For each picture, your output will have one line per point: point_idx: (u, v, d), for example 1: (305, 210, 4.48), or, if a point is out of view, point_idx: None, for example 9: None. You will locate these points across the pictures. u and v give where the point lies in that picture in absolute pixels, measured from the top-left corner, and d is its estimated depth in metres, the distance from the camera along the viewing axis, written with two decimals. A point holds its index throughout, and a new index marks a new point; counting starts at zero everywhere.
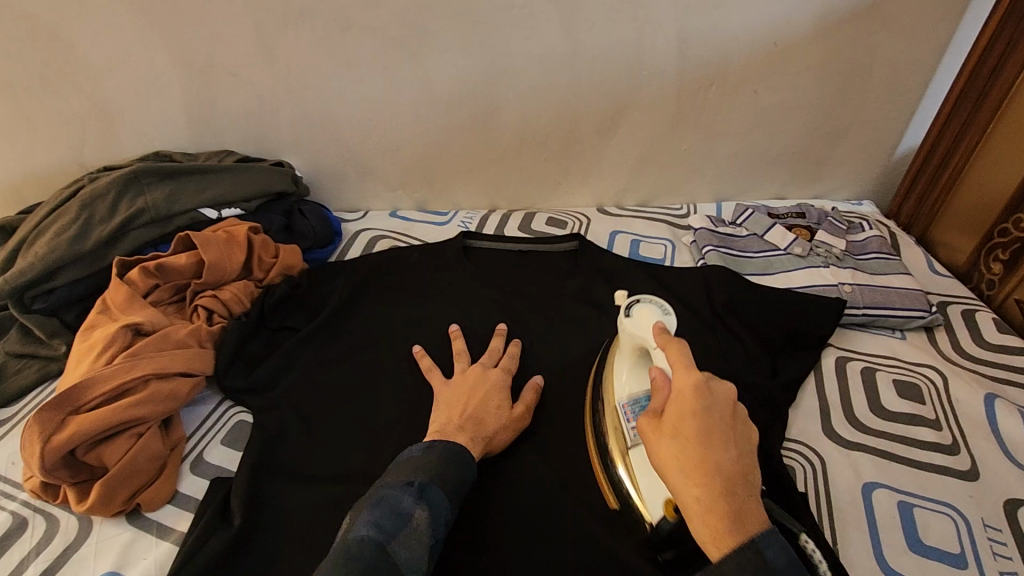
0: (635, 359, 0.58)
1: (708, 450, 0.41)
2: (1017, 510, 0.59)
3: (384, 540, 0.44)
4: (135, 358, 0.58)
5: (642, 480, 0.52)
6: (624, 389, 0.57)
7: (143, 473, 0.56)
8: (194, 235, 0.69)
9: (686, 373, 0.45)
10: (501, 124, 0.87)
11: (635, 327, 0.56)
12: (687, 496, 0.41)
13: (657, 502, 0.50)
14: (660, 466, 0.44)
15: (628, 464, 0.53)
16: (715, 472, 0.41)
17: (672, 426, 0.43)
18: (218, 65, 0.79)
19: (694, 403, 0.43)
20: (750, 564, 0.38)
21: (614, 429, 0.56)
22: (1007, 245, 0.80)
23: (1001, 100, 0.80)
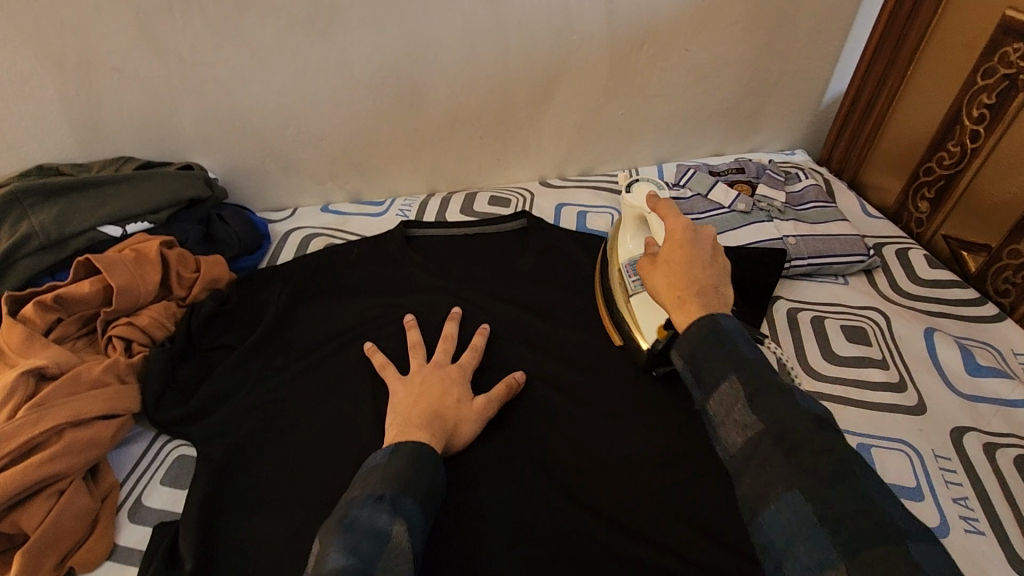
0: (637, 230, 0.70)
1: (690, 263, 0.50)
2: (963, 436, 0.63)
3: (365, 565, 0.40)
4: (43, 408, 0.52)
5: (641, 316, 0.64)
6: (629, 253, 0.69)
7: (72, 533, 0.50)
8: (96, 258, 0.61)
9: (676, 219, 0.54)
10: (430, 103, 0.81)
11: (635, 199, 0.69)
12: (669, 296, 0.50)
13: (652, 329, 0.62)
14: (654, 288, 0.52)
15: (630, 307, 0.65)
16: (694, 276, 0.49)
17: (665, 256, 0.52)
18: (100, 61, 0.70)
19: (681, 239, 0.52)
20: (708, 328, 0.46)
21: (618, 283, 0.67)
22: (932, 183, 0.83)
23: (921, 39, 0.81)
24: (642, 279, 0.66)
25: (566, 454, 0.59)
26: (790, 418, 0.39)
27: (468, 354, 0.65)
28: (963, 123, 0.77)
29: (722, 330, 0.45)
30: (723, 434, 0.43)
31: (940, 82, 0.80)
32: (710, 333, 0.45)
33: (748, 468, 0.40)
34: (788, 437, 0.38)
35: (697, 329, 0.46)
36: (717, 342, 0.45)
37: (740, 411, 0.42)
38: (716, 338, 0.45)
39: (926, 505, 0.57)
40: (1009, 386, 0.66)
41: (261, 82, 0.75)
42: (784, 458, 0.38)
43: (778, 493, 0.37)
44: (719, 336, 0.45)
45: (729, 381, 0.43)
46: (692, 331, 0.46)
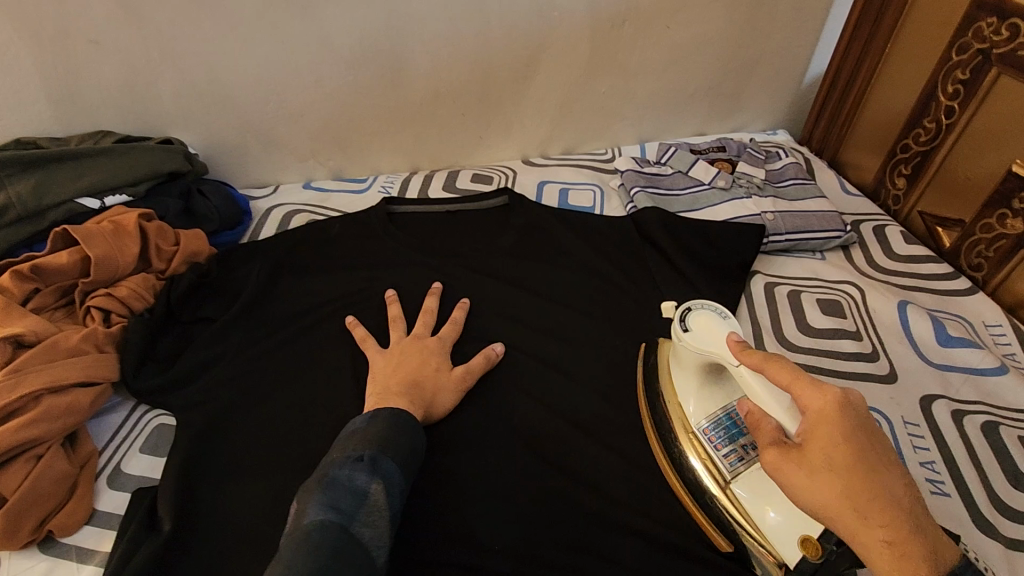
0: (703, 376, 0.55)
1: (880, 485, 0.36)
2: (932, 404, 0.64)
3: (345, 523, 0.41)
4: (20, 373, 0.52)
5: (761, 514, 0.47)
6: (699, 412, 0.54)
7: (51, 497, 0.50)
8: (73, 229, 0.61)
9: (814, 391, 0.40)
10: (412, 79, 0.81)
11: (699, 342, 0.53)
12: (869, 537, 0.36)
13: (790, 543, 0.45)
14: (820, 504, 0.38)
15: (733, 498, 0.49)
16: (888, 496, 0.36)
17: (825, 460, 0.38)
18: (75, 32, 0.69)
19: (837, 423, 0.39)
20: None
21: (703, 461, 0.52)
22: (909, 160, 0.84)
23: (899, 16, 0.82)
24: (739, 453, 0.51)
25: (543, 421, 0.60)
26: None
27: (447, 325, 0.66)
28: (939, 100, 0.78)
29: None
30: None
31: (917, 60, 0.81)
32: None
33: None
34: None
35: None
36: None
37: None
38: None
39: None
40: (979, 356, 0.67)
41: (240, 56, 0.74)
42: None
43: None
44: None
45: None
46: None
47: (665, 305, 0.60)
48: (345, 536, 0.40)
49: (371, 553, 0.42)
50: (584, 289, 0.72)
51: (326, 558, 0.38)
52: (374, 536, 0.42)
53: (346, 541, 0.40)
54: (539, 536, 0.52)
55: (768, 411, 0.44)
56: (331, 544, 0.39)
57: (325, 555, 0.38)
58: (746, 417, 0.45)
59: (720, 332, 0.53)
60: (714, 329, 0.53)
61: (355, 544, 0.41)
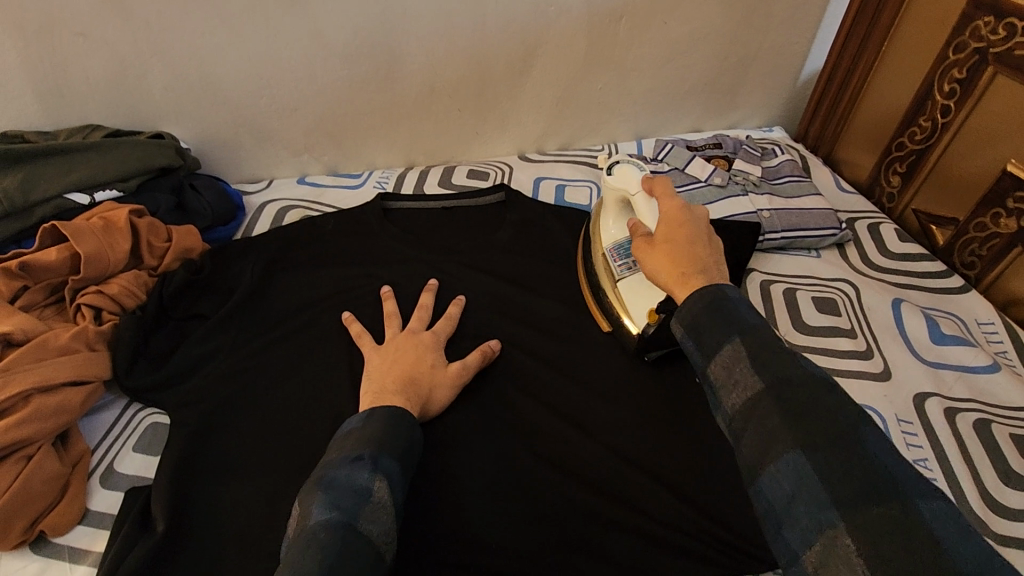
0: (619, 212, 0.67)
1: (687, 239, 0.48)
2: (925, 401, 0.64)
3: (349, 520, 0.41)
4: (9, 374, 0.51)
5: (630, 302, 0.63)
6: (612, 235, 0.67)
7: (42, 498, 0.49)
8: (62, 225, 0.60)
9: (669, 198, 0.54)
10: (406, 74, 0.81)
11: (616, 182, 0.65)
12: (668, 272, 0.47)
13: (643, 315, 0.61)
14: (651, 269, 0.49)
15: (617, 293, 0.64)
16: (694, 252, 0.47)
17: (663, 237, 0.50)
18: (63, 24, 0.68)
19: (680, 217, 0.51)
20: (712, 296, 0.43)
21: (604, 270, 0.66)
22: (904, 158, 0.84)
23: (895, 16, 0.82)
24: (629, 263, 0.64)
25: (538, 419, 0.60)
26: (797, 380, 0.36)
27: (443, 324, 0.65)
28: (935, 99, 0.78)
29: (724, 298, 0.42)
30: (722, 401, 0.39)
31: (914, 58, 0.81)
32: (713, 299, 0.42)
33: (750, 430, 0.36)
34: (796, 399, 0.35)
35: (697, 299, 0.43)
36: (717, 307, 0.42)
37: (743, 371, 0.38)
38: (718, 303, 0.42)
39: None
40: (972, 354, 0.68)
41: (233, 50, 0.73)
42: (783, 404, 0.36)
43: (782, 456, 0.34)
44: (723, 302, 0.42)
45: (731, 342, 0.40)
46: (694, 300, 0.43)
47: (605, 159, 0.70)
48: (351, 534, 0.40)
49: (378, 549, 0.41)
50: (580, 287, 0.72)
51: (331, 557, 0.38)
52: (380, 531, 0.42)
53: (352, 539, 0.40)
54: (535, 535, 0.52)
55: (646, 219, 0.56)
56: (337, 543, 0.39)
57: (332, 554, 0.38)
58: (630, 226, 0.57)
59: (634, 174, 0.64)
60: (629, 175, 0.64)
61: (362, 541, 0.40)
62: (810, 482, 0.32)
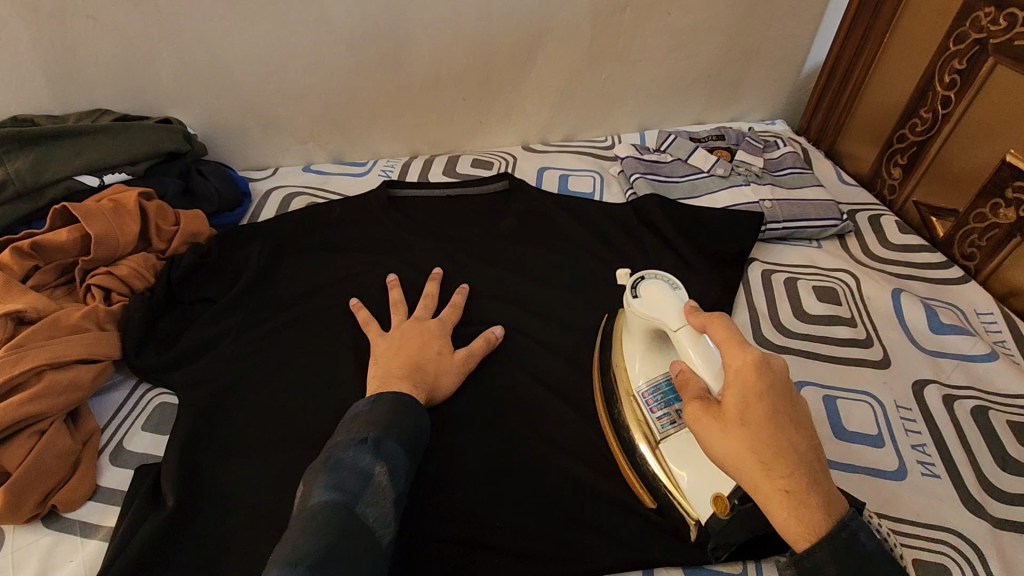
0: (649, 342, 0.55)
1: (786, 432, 0.37)
2: (924, 389, 0.65)
3: (349, 503, 0.42)
4: (22, 349, 0.52)
5: (681, 473, 0.48)
6: (641, 375, 0.54)
7: (53, 473, 0.50)
8: (73, 206, 0.61)
9: (739, 350, 0.41)
10: (412, 63, 0.81)
11: (646, 307, 0.53)
12: (768, 490, 0.36)
13: (704, 499, 0.46)
14: (728, 459, 0.39)
15: (661, 459, 0.50)
16: (796, 451, 0.37)
17: (738, 414, 0.39)
18: (73, 8, 0.68)
19: (758, 382, 0.39)
20: (845, 550, 0.35)
21: (638, 422, 0.53)
22: (905, 150, 0.85)
23: (896, 7, 0.82)
24: (671, 416, 0.51)
25: (542, 403, 0.61)
26: None
27: (447, 308, 0.66)
28: (935, 90, 0.79)
29: (867, 554, 0.35)
30: None
31: (914, 50, 0.82)
32: (851, 557, 0.35)
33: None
34: None
35: (826, 550, 0.35)
36: (858, 573, 0.35)
37: None
38: (860, 564, 0.35)
39: (886, 451, 0.60)
40: (970, 342, 0.68)
41: (241, 36, 0.74)
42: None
43: None
44: (865, 561, 0.35)
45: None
46: (821, 551, 0.35)
47: (620, 273, 0.58)
48: (349, 516, 0.41)
49: (375, 535, 0.42)
50: (584, 275, 0.73)
51: (331, 538, 0.39)
52: (378, 516, 0.43)
53: (350, 521, 0.41)
54: (538, 514, 0.53)
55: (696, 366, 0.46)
56: (336, 524, 0.40)
57: (331, 537, 0.39)
58: (677, 373, 0.46)
59: (668, 300, 0.52)
60: (661, 299, 0.52)
61: (360, 524, 0.41)
62: None
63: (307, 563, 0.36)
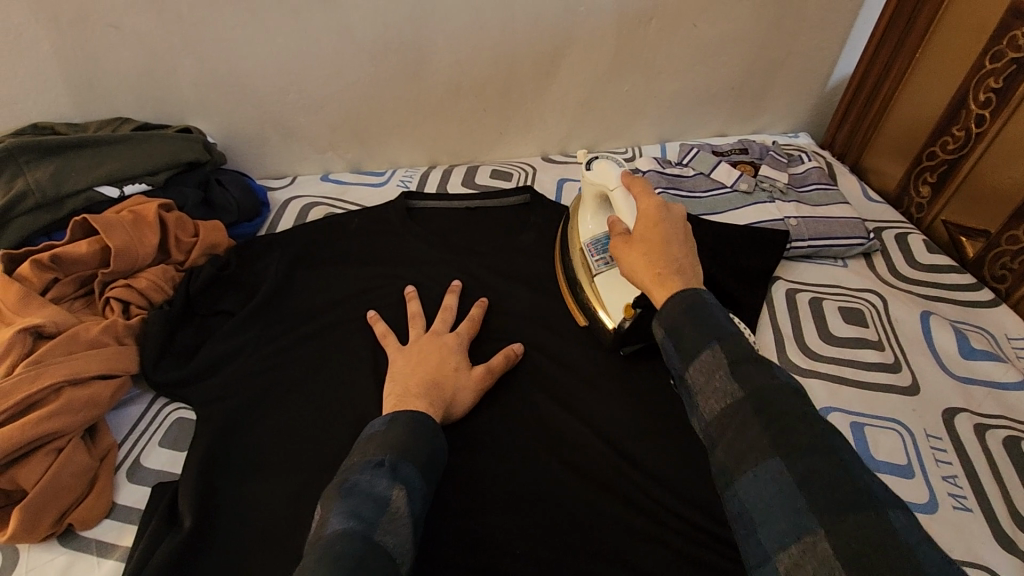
0: (597, 207, 0.67)
1: (667, 239, 0.49)
2: (954, 417, 0.63)
3: (366, 529, 0.41)
4: (41, 365, 0.51)
5: (607, 295, 0.62)
6: (590, 231, 0.67)
7: (71, 491, 0.49)
8: (94, 218, 0.60)
9: (646, 196, 0.53)
10: (433, 72, 0.80)
11: (594, 177, 0.64)
12: (647, 273, 0.47)
13: (618, 308, 0.61)
14: (629, 269, 0.50)
15: (594, 287, 0.64)
16: (671, 254, 0.47)
17: (639, 236, 0.50)
18: (95, 16, 0.68)
19: (655, 213, 0.51)
20: (688, 299, 0.43)
21: (581, 264, 0.66)
22: (934, 168, 0.83)
23: (930, 23, 0.80)
24: (606, 258, 0.64)
25: (562, 424, 0.60)
26: (776, 388, 0.37)
27: (466, 325, 0.65)
28: (969, 108, 0.77)
29: (702, 301, 0.43)
30: (700, 407, 0.40)
31: (947, 66, 0.80)
32: (690, 302, 0.43)
33: (726, 438, 0.37)
34: (769, 401, 0.37)
35: (678, 300, 0.44)
36: (693, 311, 0.42)
37: (720, 379, 0.39)
38: (695, 307, 0.43)
39: (916, 482, 0.58)
40: (1002, 369, 0.67)
41: (261, 44, 0.73)
42: (757, 416, 0.36)
43: (761, 463, 0.35)
44: (700, 304, 0.43)
45: (711, 349, 0.40)
46: (672, 303, 0.44)
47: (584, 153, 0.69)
48: (368, 544, 0.40)
49: (395, 560, 0.40)
50: None
51: (348, 565, 0.38)
52: (397, 542, 0.42)
53: (369, 549, 0.39)
54: (559, 541, 0.52)
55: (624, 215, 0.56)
56: (353, 549, 0.39)
57: (348, 562, 0.38)
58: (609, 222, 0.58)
59: (612, 171, 0.63)
60: (608, 170, 0.63)
61: (378, 549, 0.40)
62: (789, 491, 0.33)
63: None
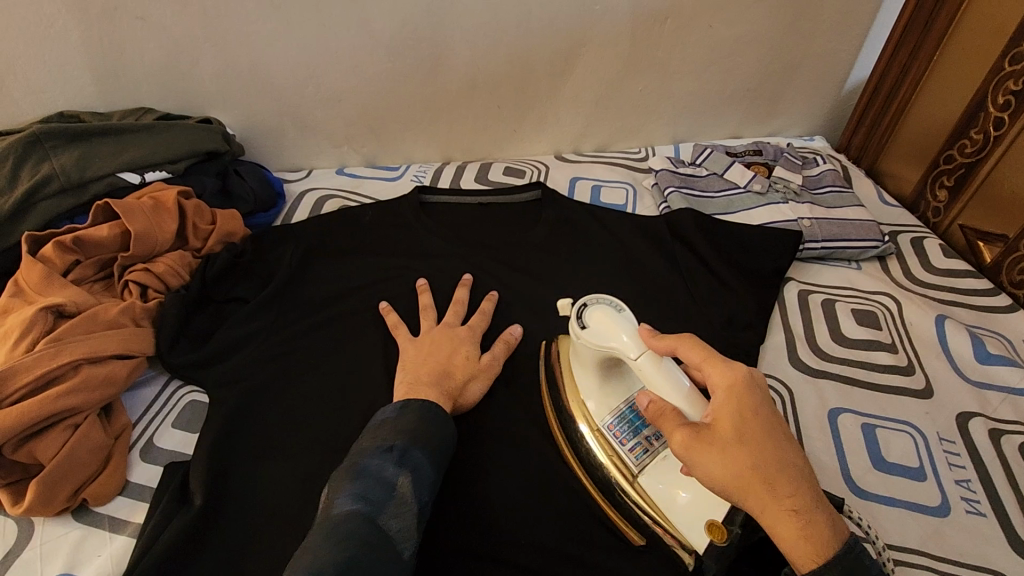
0: (602, 372, 0.54)
1: (778, 445, 0.40)
2: (969, 421, 0.62)
3: (372, 513, 0.41)
4: (61, 342, 0.52)
5: (667, 503, 0.47)
6: (602, 407, 0.53)
7: (86, 467, 0.50)
8: (115, 202, 0.62)
9: (717, 367, 0.43)
10: (449, 69, 0.81)
11: (598, 338, 0.51)
12: (776, 510, 0.38)
13: (695, 529, 0.45)
14: (731, 488, 0.39)
15: (641, 491, 0.49)
16: (792, 470, 0.39)
17: (734, 438, 0.40)
18: (122, 8, 0.70)
19: (746, 396, 0.41)
20: (854, 566, 0.36)
21: (610, 460, 0.51)
22: (951, 172, 0.82)
23: (948, 26, 0.80)
24: (643, 446, 0.50)
25: None
26: None
27: (476, 317, 0.65)
28: (988, 111, 0.76)
29: (866, 569, 0.36)
30: None
31: (965, 69, 0.79)
32: (854, 572, 0.36)
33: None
34: None
35: (837, 569, 0.36)
36: None
37: None
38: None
39: (927, 485, 0.57)
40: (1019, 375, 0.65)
41: (282, 38, 0.74)
42: None
43: None
44: (867, 575, 0.35)
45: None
46: (831, 574, 0.36)
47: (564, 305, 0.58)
48: (372, 528, 0.41)
49: (398, 546, 0.41)
50: (616, 289, 0.71)
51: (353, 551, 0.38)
52: (401, 528, 0.42)
53: (373, 532, 0.40)
54: (564, 532, 0.52)
55: (665, 391, 0.45)
56: (357, 535, 0.40)
57: (352, 546, 0.38)
58: (650, 403, 0.45)
59: (621, 327, 0.50)
60: (611, 324, 0.51)
61: (382, 535, 0.40)
62: None
63: (326, 569, 0.36)
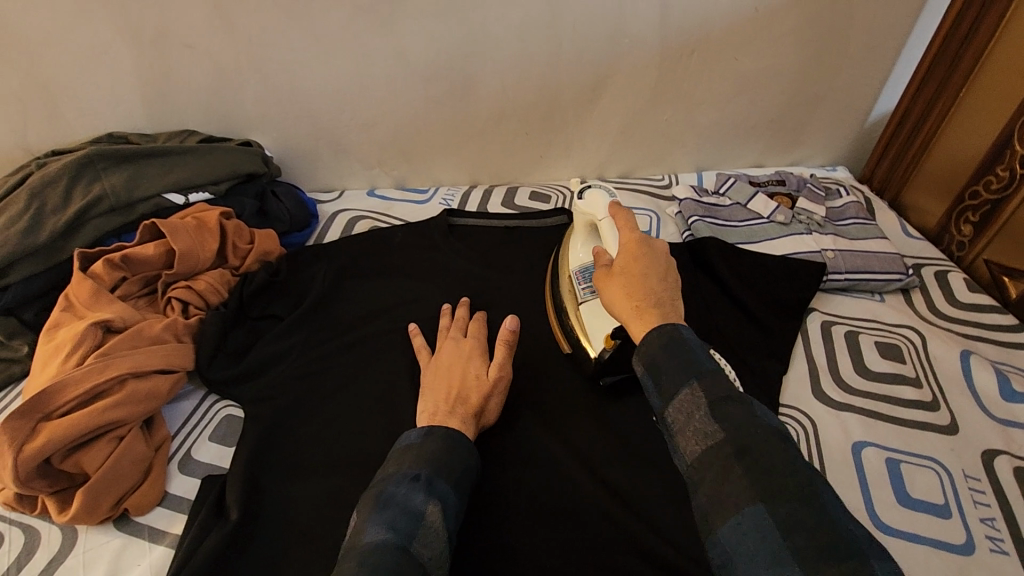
0: (587, 235, 0.67)
1: (646, 267, 0.50)
2: (994, 459, 0.62)
3: (402, 542, 0.42)
4: (109, 358, 0.55)
5: (589, 324, 0.62)
6: (578, 259, 0.67)
7: (129, 478, 0.52)
8: (161, 222, 0.64)
9: (629, 229, 0.54)
10: (480, 98, 0.84)
11: (586, 206, 0.64)
12: (630, 309, 0.48)
13: (600, 338, 0.60)
14: (610, 301, 0.51)
15: (579, 315, 0.63)
16: (651, 288, 0.48)
17: (620, 267, 0.51)
18: (173, 37, 0.73)
19: (637, 247, 0.52)
20: (669, 335, 0.44)
21: (569, 293, 0.66)
22: (977, 208, 0.82)
23: (974, 64, 0.81)
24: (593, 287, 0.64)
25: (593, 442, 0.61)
26: (752, 428, 0.37)
27: (472, 326, 0.65)
28: (1013, 148, 0.77)
29: (681, 337, 0.44)
30: (679, 447, 0.40)
31: (991, 107, 0.80)
32: (669, 338, 0.44)
33: (704, 478, 0.37)
34: (752, 443, 0.36)
35: (657, 337, 0.44)
36: (673, 347, 0.43)
37: (698, 420, 0.39)
38: (674, 343, 0.44)
39: (953, 523, 0.57)
40: None
41: (322, 65, 0.77)
42: (735, 456, 0.36)
43: (738, 507, 0.34)
44: (679, 343, 0.43)
45: (688, 388, 0.41)
46: (651, 338, 0.45)
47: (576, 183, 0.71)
48: (403, 555, 0.41)
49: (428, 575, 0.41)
50: None
51: None
52: (431, 557, 0.42)
53: (403, 560, 0.40)
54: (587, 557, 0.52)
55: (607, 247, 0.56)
56: (386, 561, 0.40)
57: (383, 571, 0.39)
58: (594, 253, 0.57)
59: (603, 202, 0.63)
60: (598, 201, 0.64)
61: (412, 562, 0.41)
62: (767, 532, 0.32)
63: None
